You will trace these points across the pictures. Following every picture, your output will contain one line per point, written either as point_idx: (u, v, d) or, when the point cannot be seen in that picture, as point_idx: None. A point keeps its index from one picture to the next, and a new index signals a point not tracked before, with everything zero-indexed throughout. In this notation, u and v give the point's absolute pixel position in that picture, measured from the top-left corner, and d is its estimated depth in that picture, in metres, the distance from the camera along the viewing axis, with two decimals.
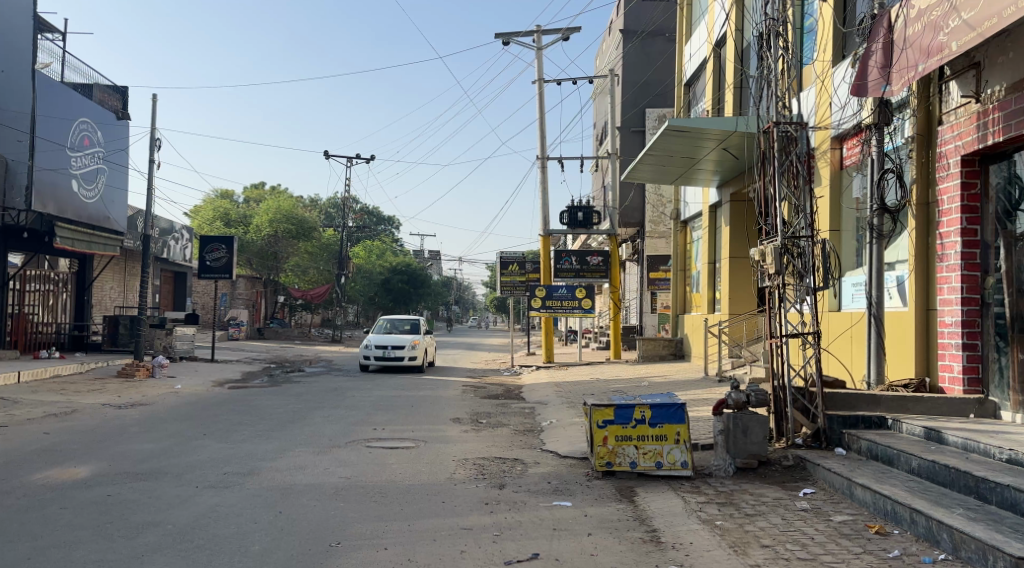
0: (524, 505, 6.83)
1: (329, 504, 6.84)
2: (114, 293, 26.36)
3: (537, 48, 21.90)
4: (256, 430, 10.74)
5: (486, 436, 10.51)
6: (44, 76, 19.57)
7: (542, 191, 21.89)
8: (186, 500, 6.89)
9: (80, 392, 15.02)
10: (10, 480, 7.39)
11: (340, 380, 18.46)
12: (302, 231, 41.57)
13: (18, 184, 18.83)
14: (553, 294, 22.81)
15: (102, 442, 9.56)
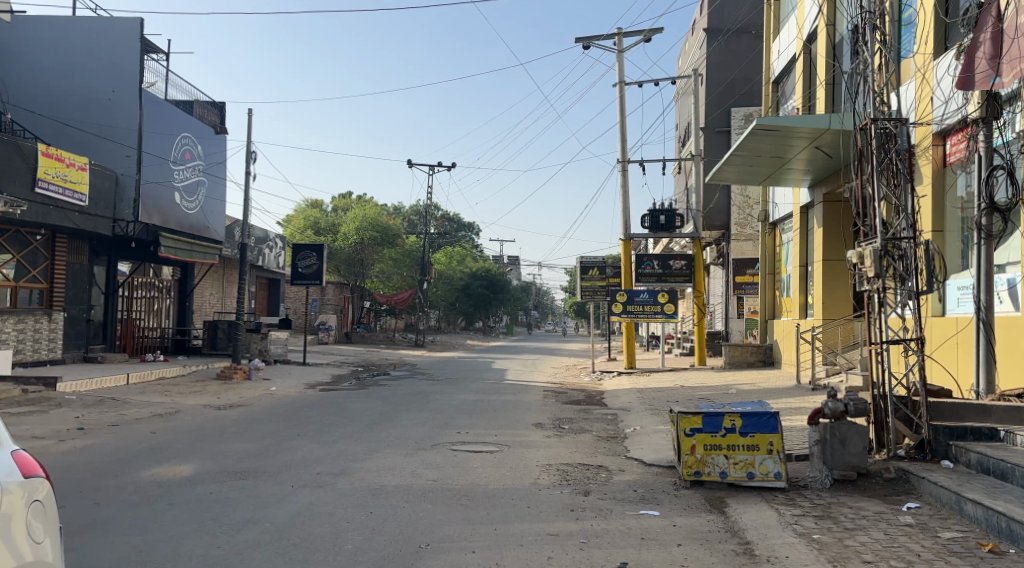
0: (611, 513, 6.75)
1: (416, 506, 6.93)
2: (213, 299, 27.65)
3: (618, 51, 21.68)
4: (346, 431, 11.04)
5: (569, 442, 10.46)
6: (150, 95, 20.70)
7: (622, 195, 21.67)
8: (282, 498, 7.12)
9: (183, 393, 15.82)
10: (121, 477, 7.81)
11: (424, 385, 18.70)
12: (386, 238, 42.57)
13: (126, 197, 19.86)
14: (634, 298, 22.58)
15: (203, 442, 10.01)
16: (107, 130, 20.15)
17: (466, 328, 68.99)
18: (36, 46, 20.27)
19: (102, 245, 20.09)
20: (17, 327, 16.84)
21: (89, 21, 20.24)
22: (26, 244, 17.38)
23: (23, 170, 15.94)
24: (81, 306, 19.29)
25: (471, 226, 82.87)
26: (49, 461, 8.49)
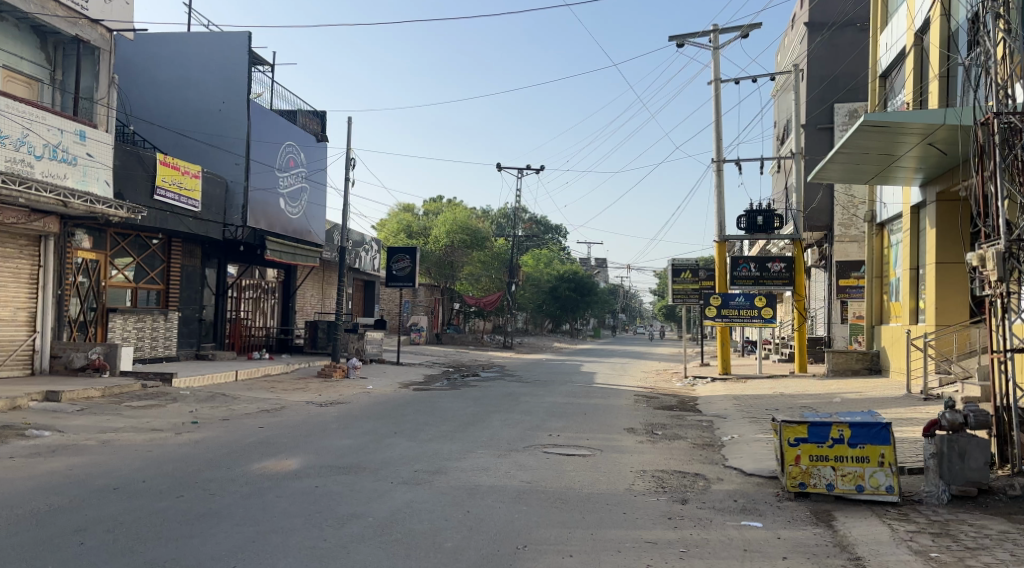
0: (711, 523, 6.61)
1: (513, 507, 6.97)
2: (314, 300, 28.66)
3: (714, 48, 21.18)
4: (440, 431, 11.22)
5: (664, 448, 10.30)
6: (257, 106, 21.63)
7: (718, 196, 21.15)
8: (383, 494, 7.31)
9: (286, 389, 16.46)
10: (234, 469, 8.20)
11: (515, 387, 18.79)
12: (476, 241, 42.94)
13: (235, 203, 20.82)
14: (730, 302, 21.93)
15: (307, 437, 10.40)
16: (219, 140, 21.20)
17: (554, 331, 68.97)
18: (155, 61, 21.53)
19: (213, 249, 21.18)
20: (136, 325, 18.10)
21: (202, 36, 21.36)
22: (145, 247, 18.51)
23: (143, 178, 17.00)
24: (194, 307, 20.39)
25: (559, 228, 82.76)
26: (169, 452, 9.00)
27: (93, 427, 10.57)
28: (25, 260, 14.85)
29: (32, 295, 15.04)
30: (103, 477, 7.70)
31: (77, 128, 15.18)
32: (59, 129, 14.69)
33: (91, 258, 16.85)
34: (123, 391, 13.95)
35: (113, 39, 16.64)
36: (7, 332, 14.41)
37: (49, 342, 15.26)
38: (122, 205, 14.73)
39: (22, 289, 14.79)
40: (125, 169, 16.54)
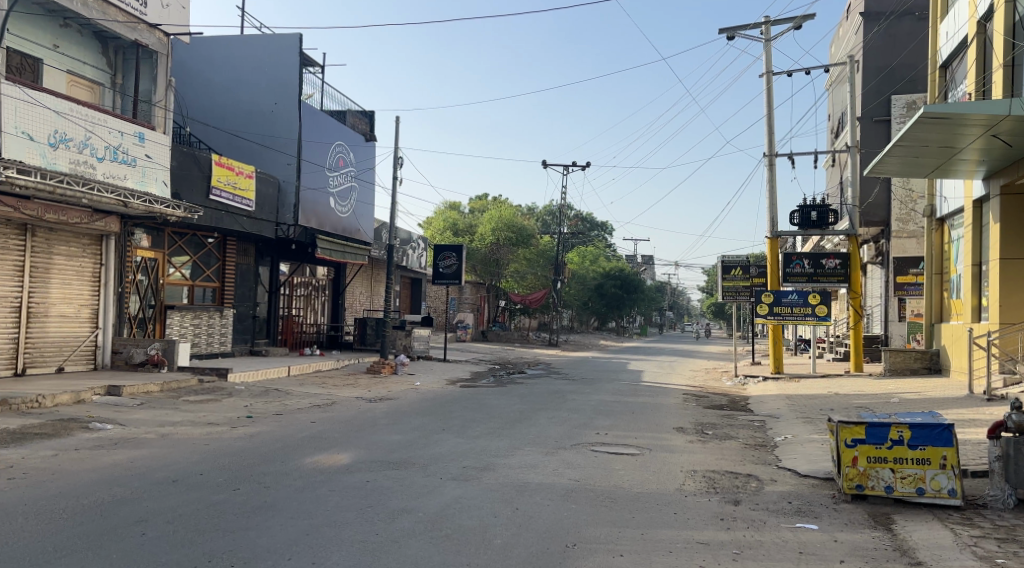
0: (765, 524, 6.49)
1: (561, 505, 6.95)
2: (362, 298, 29.04)
3: (766, 40, 20.77)
4: (488, 428, 11.26)
5: (715, 448, 10.15)
6: (308, 106, 21.97)
7: (770, 191, 20.76)
8: (433, 489, 7.37)
9: (336, 385, 16.71)
10: (287, 463, 8.36)
11: (562, 385, 18.73)
12: (522, 238, 42.87)
13: (287, 203, 21.18)
14: (782, 300, 21.53)
15: (357, 432, 10.54)
16: (271, 140, 21.60)
17: (599, 329, 68.68)
18: (209, 65, 22.05)
19: (266, 247, 21.59)
20: (193, 321, 18.51)
21: (255, 39, 21.77)
22: (201, 246, 18.98)
23: (199, 178, 17.42)
24: (248, 304, 20.84)
25: (605, 225, 82.29)
26: (225, 446, 9.22)
27: (152, 421, 10.88)
28: (88, 258, 15.35)
29: (95, 291, 15.54)
30: (162, 469, 7.92)
31: (137, 130, 15.61)
32: (119, 131, 15.12)
33: (150, 256, 17.35)
34: (180, 386, 14.32)
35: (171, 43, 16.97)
36: (71, 328, 14.92)
37: (111, 338, 15.78)
38: (179, 204, 15.11)
39: (85, 287, 15.30)
40: (182, 170, 16.96)
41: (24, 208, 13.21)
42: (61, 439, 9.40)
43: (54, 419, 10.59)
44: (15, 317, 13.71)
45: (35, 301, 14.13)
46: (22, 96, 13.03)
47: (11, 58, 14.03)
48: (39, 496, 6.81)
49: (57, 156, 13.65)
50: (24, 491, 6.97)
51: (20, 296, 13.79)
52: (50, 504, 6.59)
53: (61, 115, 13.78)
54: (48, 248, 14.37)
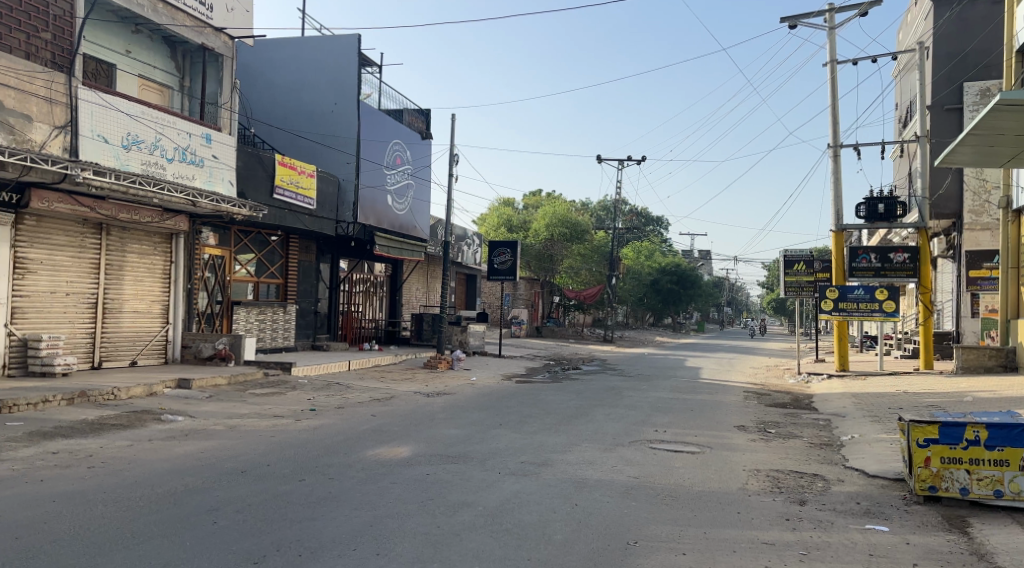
0: (832, 525, 6.33)
1: (621, 502, 6.92)
2: (419, 294, 29.38)
3: (829, 28, 20.22)
4: (545, 423, 11.27)
5: (778, 447, 9.94)
6: (367, 106, 22.29)
7: (834, 183, 20.21)
8: (492, 484, 7.41)
9: (394, 379, 16.96)
10: (350, 455, 8.52)
11: (618, 381, 18.57)
12: (575, 234, 42.35)
13: (346, 201, 21.54)
14: (848, 295, 20.93)
15: (416, 426, 10.66)
16: (331, 140, 22.00)
17: (655, 325, 68.06)
18: (272, 66, 22.60)
19: (326, 245, 22.02)
20: (258, 317, 18.99)
21: (315, 40, 22.19)
22: (265, 244, 19.47)
23: (263, 178, 17.86)
24: (310, 300, 21.29)
25: (661, 220, 81.35)
26: (290, 438, 9.45)
27: (221, 413, 11.23)
28: (159, 256, 15.90)
29: (165, 288, 16.09)
30: (231, 460, 8.16)
31: (204, 131, 16.07)
32: (188, 133, 15.61)
33: (217, 254, 17.85)
34: (246, 379, 14.74)
35: (236, 46, 17.46)
36: (145, 323, 15.50)
37: (181, 333, 16.34)
38: (244, 204, 15.51)
39: (157, 284, 15.85)
40: (247, 170, 17.42)
41: (99, 207, 13.75)
42: (136, 430, 9.77)
43: (129, 410, 11.03)
44: (92, 312, 14.29)
45: (110, 297, 14.71)
46: (97, 100, 13.55)
47: (88, 64, 14.69)
48: (117, 484, 7.09)
49: (130, 158, 14.18)
50: (103, 479, 7.27)
51: (97, 293, 14.37)
52: (127, 492, 6.85)
53: (134, 118, 14.28)
54: (122, 246, 14.94)
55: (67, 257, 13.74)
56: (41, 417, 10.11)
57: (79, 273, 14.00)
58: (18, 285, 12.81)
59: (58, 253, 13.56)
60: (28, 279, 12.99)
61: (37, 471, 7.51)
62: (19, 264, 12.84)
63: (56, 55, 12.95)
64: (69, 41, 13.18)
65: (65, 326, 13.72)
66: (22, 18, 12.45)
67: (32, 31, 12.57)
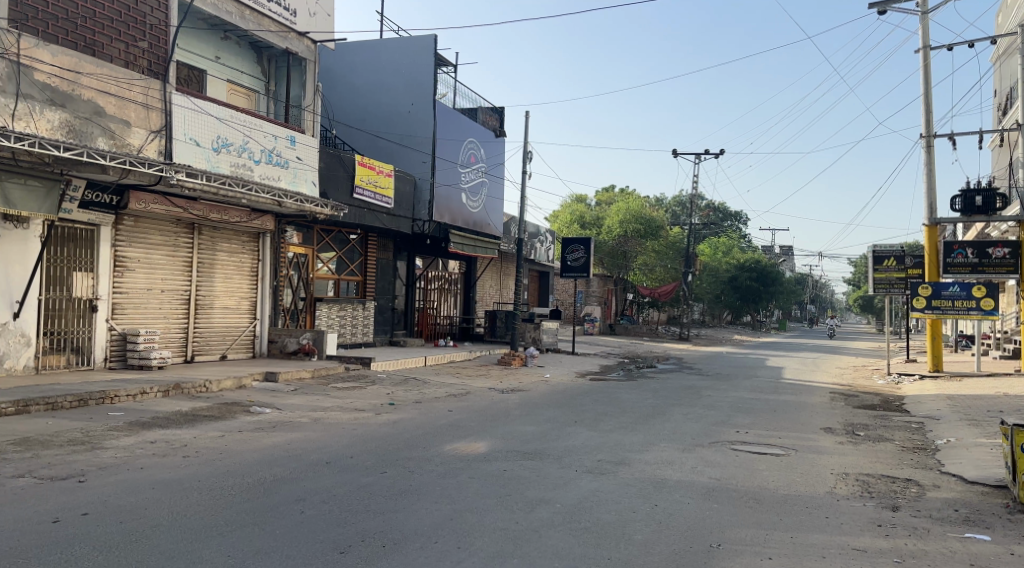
0: (929, 533, 6.06)
1: (703, 504, 6.79)
2: (492, 291, 29.61)
3: (922, 12, 19.31)
4: (622, 422, 11.16)
5: (867, 450, 9.57)
6: (443, 105, 22.55)
7: (927, 175, 19.31)
8: (569, 481, 7.39)
9: (470, 375, 17.15)
10: (429, 449, 8.65)
11: (696, 380, 18.24)
12: (650, 230, 41.92)
13: (422, 199, 21.86)
14: (942, 292, 19.97)
15: (492, 421, 10.74)
16: (407, 139, 22.38)
17: (733, 323, 66.57)
18: (351, 68, 23.11)
19: (403, 242, 22.41)
20: (339, 314, 19.49)
21: (393, 42, 22.54)
22: (346, 242, 19.94)
23: (343, 179, 18.28)
24: (387, 297, 21.71)
25: (739, 215, 79.45)
26: (371, 431, 9.65)
27: (305, 406, 11.57)
28: (246, 254, 16.49)
29: (252, 285, 16.68)
30: (316, 452, 8.39)
31: (289, 134, 16.57)
32: (274, 135, 16.13)
33: (301, 253, 18.38)
34: (328, 373, 15.16)
35: (318, 50, 17.82)
36: (233, 318, 16.11)
37: (267, 328, 16.93)
38: (326, 204, 15.92)
39: (245, 281, 16.45)
40: (329, 170, 17.87)
41: (191, 208, 14.36)
42: (227, 421, 10.19)
43: (220, 402, 11.48)
44: (185, 308, 14.94)
45: (202, 293, 15.36)
46: (190, 105, 14.14)
47: (181, 71, 15.35)
48: (211, 473, 7.40)
49: (220, 160, 14.76)
50: (198, 468, 7.60)
51: (189, 289, 15.01)
52: (220, 480, 7.13)
53: (223, 122, 14.84)
54: (212, 245, 15.55)
55: (163, 256, 14.39)
56: (140, 408, 10.63)
57: (173, 271, 14.63)
58: (118, 282, 13.48)
59: (154, 252, 14.21)
60: (126, 277, 13.66)
61: (138, 459, 7.89)
62: (119, 263, 13.51)
63: (152, 63, 13.58)
64: (164, 48, 13.77)
65: (161, 322, 14.39)
66: (122, 27, 13.09)
67: (130, 40, 13.23)
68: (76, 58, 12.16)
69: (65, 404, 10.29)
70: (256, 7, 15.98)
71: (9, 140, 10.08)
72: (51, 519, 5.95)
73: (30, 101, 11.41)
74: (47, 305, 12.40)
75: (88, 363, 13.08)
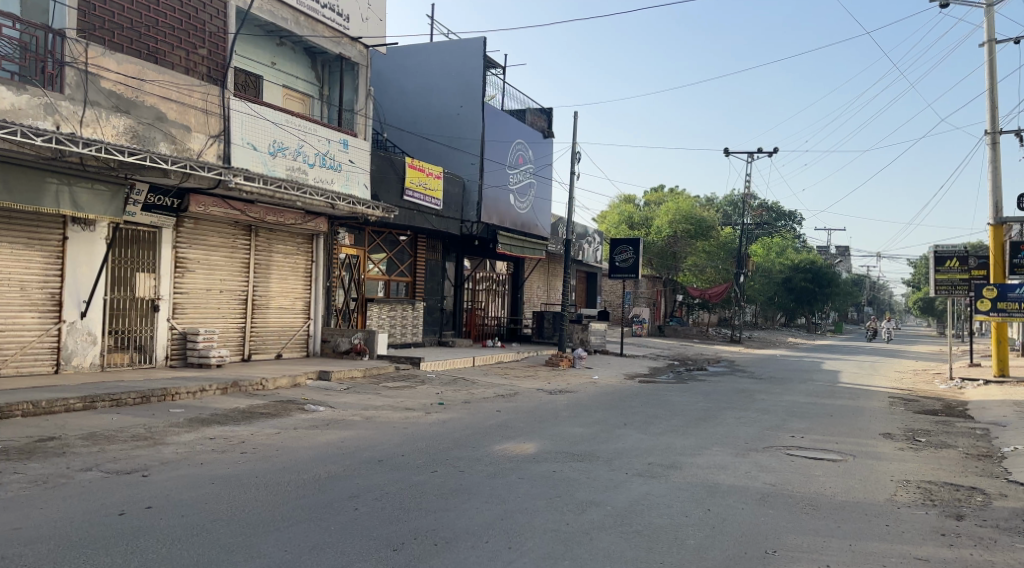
0: (995, 543, 5.85)
1: (757, 509, 6.69)
2: (540, 292, 29.62)
3: (987, 4, 18.66)
4: (672, 424, 11.04)
5: (929, 457, 9.28)
6: (492, 108, 22.65)
7: (993, 173, 18.65)
8: (620, 484, 7.35)
9: (518, 376, 17.18)
10: (479, 449, 8.70)
11: (748, 383, 17.95)
12: (699, 231, 41.53)
13: (471, 201, 21.98)
14: (1008, 294, 19.25)
15: (542, 423, 10.74)
16: (457, 141, 22.52)
17: (786, 325, 65.30)
18: (402, 72, 23.37)
19: (451, 244, 22.58)
20: (390, 314, 19.72)
21: (442, 45, 22.73)
22: (396, 244, 20.18)
23: (394, 181, 18.50)
24: (437, 297, 21.89)
25: (794, 215, 77.93)
26: (422, 430, 9.75)
27: (358, 404, 11.74)
28: (300, 256, 16.81)
29: (306, 286, 17.00)
30: (369, 450, 8.51)
31: (341, 138, 16.84)
32: (327, 139, 16.42)
33: (353, 254, 18.67)
34: (379, 372, 15.36)
35: (370, 54, 18.08)
36: (288, 318, 16.44)
37: (320, 328, 17.23)
38: (378, 206, 16.13)
39: (299, 282, 16.78)
40: (380, 173, 18.10)
41: (249, 211, 14.73)
42: (282, 418, 10.41)
43: (275, 400, 11.73)
44: (242, 308, 15.30)
45: (258, 293, 15.71)
46: (246, 109, 14.50)
47: (239, 77, 15.74)
48: (267, 469, 7.57)
49: (276, 164, 15.07)
50: (255, 464, 7.79)
51: (246, 290, 15.37)
52: (276, 477, 7.29)
53: (279, 126, 15.17)
54: (269, 246, 15.91)
55: (221, 257, 14.77)
56: (199, 405, 10.92)
57: (231, 272, 15.01)
58: (179, 282, 13.89)
59: (213, 253, 14.60)
60: (187, 277, 14.05)
61: (198, 455, 8.12)
62: (180, 264, 13.91)
63: (211, 70, 13.95)
64: (223, 55, 14.14)
65: (219, 321, 14.77)
66: (183, 35, 13.47)
67: (191, 47, 13.60)
68: (140, 66, 12.56)
69: (129, 401, 10.64)
70: (311, 13, 16.30)
71: (77, 146, 10.46)
72: (116, 512, 6.16)
73: (97, 108, 11.83)
74: (112, 304, 12.83)
75: (150, 360, 13.49)
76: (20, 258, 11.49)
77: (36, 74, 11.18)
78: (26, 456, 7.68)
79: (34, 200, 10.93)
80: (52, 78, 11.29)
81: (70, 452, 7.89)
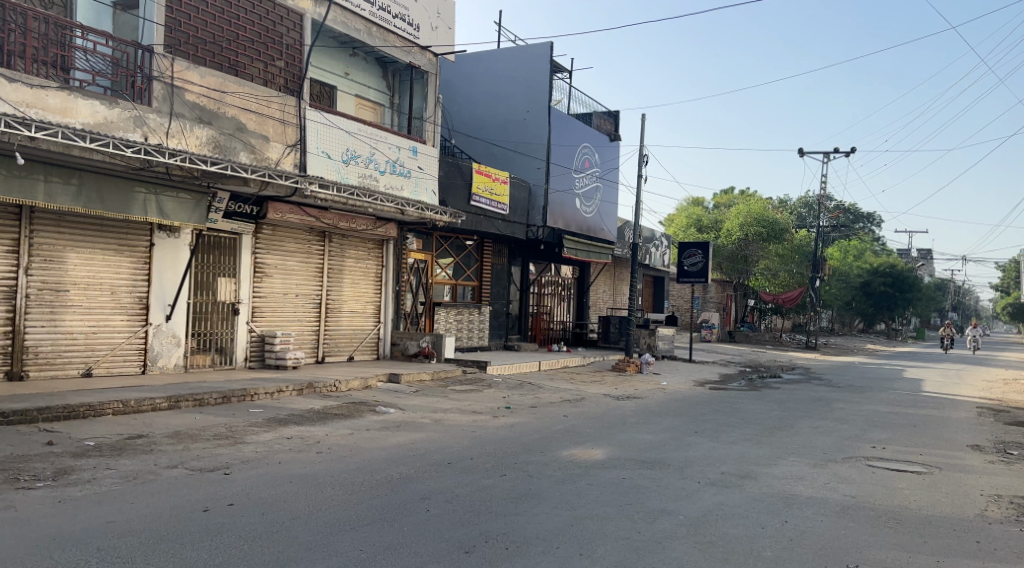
0: None
1: (836, 522, 6.49)
2: (606, 296, 29.44)
3: None
4: (745, 433, 10.81)
5: (1022, 472, 8.83)
6: (558, 113, 22.66)
7: None
8: (692, 493, 7.24)
9: (586, 381, 17.09)
10: (547, 454, 8.70)
11: (824, 391, 17.41)
12: (773, 233, 40.03)
13: (538, 206, 22.01)
14: None
15: (610, 428, 10.67)
16: (523, 146, 22.59)
17: (864, 331, 63.11)
18: (469, 79, 23.61)
19: (518, 248, 22.67)
20: (457, 318, 19.92)
21: (510, 51, 22.87)
22: (463, 248, 20.38)
23: (461, 187, 18.68)
24: (503, 302, 22.01)
25: (871, 216, 75.25)
26: (490, 434, 9.81)
27: (428, 407, 11.87)
28: (371, 260, 17.15)
29: (377, 290, 17.33)
30: (438, 452, 8.61)
31: (410, 145, 17.12)
32: (397, 146, 16.71)
33: (421, 259, 18.94)
34: (447, 376, 15.52)
35: (439, 62, 18.33)
36: (360, 322, 16.79)
37: (390, 331, 17.54)
38: (446, 211, 16.32)
39: (370, 286, 17.12)
40: (447, 179, 18.32)
41: (323, 217, 15.11)
42: (355, 419, 10.63)
43: (348, 402, 11.99)
44: (316, 311, 15.70)
45: (332, 297, 16.10)
46: (321, 119, 14.89)
47: (313, 87, 16.18)
48: (342, 469, 7.75)
49: (349, 172, 15.42)
50: (330, 464, 7.97)
51: (320, 294, 15.77)
52: (351, 477, 7.45)
53: (352, 135, 15.52)
54: (341, 251, 16.28)
55: (297, 262, 15.20)
56: (276, 406, 11.24)
57: (306, 276, 15.43)
58: (257, 287, 14.35)
59: (289, 258, 15.04)
60: (265, 281, 14.50)
61: (276, 454, 8.36)
62: (258, 268, 14.37)
63: (287, 81, 14.40)
64: (298, 67, 14.59)
65: (295, 324, 15.20)
66: (261, 48, 13.94)
67: (269, 60, 14.06)
68: (221, 79, 13.05)
69: (211, 401, 11.04)
70: (383, 24, 16.62)
71: (164, 156, 10.89)
72: (202, 508, 6.40)
73: (182, 120, 12.34)
74: (195, 307, 13.35)
75: (230, 362, 13.98)
76: (111, 264, 12.06)
77: (127, 88, 11.70)
78: (117, 452, 8.06)
79: (124, 209, 11.45)
80: (141, 92, 11.81)
81: (156, 450, 8.23)
